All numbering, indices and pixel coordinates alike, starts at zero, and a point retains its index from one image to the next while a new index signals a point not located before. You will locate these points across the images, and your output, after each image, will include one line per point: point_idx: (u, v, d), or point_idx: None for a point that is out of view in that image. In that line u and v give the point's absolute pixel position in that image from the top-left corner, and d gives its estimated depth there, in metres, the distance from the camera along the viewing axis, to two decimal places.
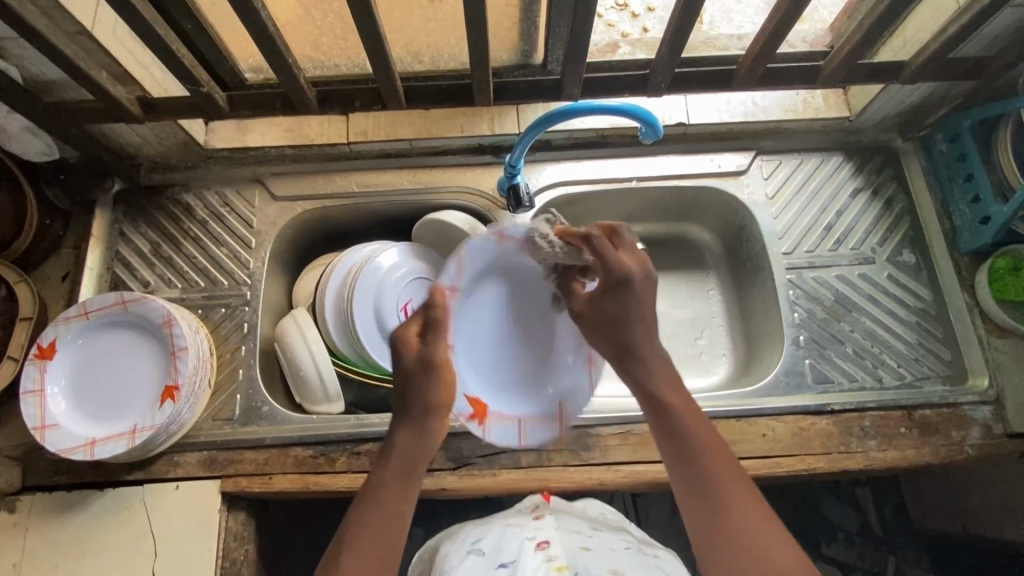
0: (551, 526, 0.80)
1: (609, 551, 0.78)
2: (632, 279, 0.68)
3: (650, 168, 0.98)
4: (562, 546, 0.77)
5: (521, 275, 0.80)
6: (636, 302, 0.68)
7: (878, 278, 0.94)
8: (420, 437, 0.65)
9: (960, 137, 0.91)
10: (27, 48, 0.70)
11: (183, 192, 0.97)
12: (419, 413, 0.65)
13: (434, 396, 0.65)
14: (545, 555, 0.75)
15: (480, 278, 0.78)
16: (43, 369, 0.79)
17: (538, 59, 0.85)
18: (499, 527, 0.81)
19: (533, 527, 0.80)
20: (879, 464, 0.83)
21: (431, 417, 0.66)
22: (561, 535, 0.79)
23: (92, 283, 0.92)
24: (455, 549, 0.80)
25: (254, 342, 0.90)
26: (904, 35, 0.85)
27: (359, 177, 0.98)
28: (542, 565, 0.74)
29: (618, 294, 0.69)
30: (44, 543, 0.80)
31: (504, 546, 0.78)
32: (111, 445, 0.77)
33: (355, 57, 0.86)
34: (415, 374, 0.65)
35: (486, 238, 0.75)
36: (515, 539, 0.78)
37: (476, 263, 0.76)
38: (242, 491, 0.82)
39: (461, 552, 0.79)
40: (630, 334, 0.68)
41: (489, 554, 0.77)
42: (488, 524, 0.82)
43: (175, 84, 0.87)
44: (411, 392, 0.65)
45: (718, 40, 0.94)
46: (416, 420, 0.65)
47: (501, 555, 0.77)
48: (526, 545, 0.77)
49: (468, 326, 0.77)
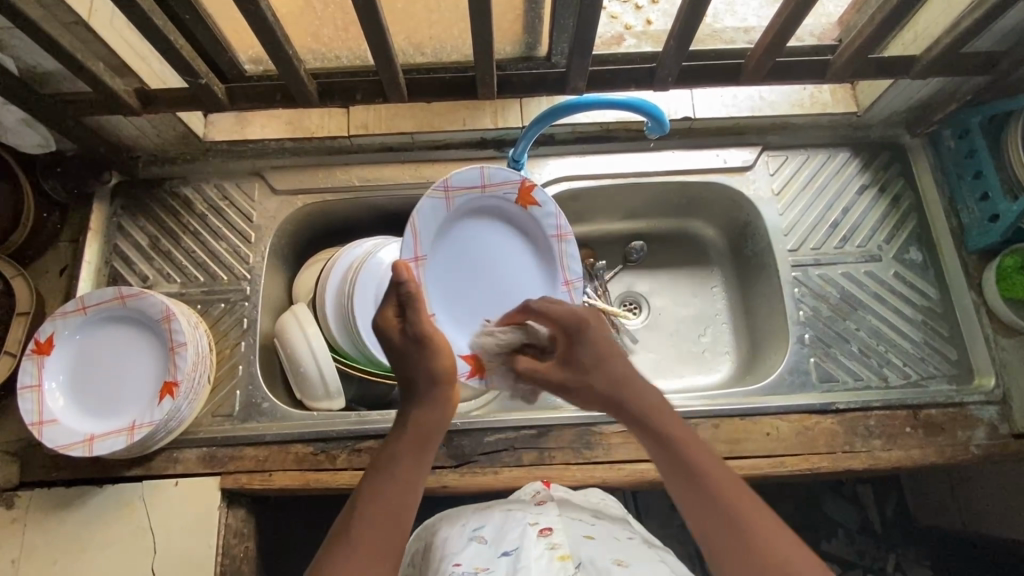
0: (554, 513, 0.68)
1: (620, 543, 0.64)
2: (585, 323, 0.70)
3: (655, 163, 0.96)
4: (568, 534, 0.63)
5: (477, 225, 0.84)
6: (598, 348, 0.68)
7: (884, 276, 0.93)
8: (431, 410, 0.65)
9: (970, 133, 0.89)
10: (22, 38, 0.69)
11: (182, 185, 0.96)
12: (425, 383, 0.66)
13: (438, 369, 0.66)
14: (548, 542, 0.61)
15: (443, 239, 0.81)
16: (41, 364, 0.79)
17: (542, 51, 0.84)
18: (501, 512, 0.69)
19: (538, 514, 0.67)
20: (884, 464, 0.82)
21: (438, 386, 0.66)
22: (565, 523, 0.65)
23: (90, 277, 0.91)
24: (453, 536, 0.68)
25: (254, 337, 0.89)
26: (915, 29, 0.83)
27: (360, 171, 0.96)
28: (545, 552, 0.60)
29: (579, 342, 0.69)
30: (43, 539, 0.80)
31: (507, 534, 0.64)
32: (110, 441, 0.76)
33: (356, 49, 0.84)
34: (409, 349, 0.66)
35: (431, 198, 0.78)
36: (517, 526, 0.65)
37: (431, 225, 0.79)
38: (242, 488, 0.82)
39: (461, 538, 0.66)
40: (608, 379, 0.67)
41: (492, 542, 0.63)
42: (491, 510, 0.70)
43: (173, 76, 0.86)
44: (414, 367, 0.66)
45: (724, 33, 0.92)
46: (424, 393, 0.66)
47: (504, 543, 0.62)
48: (528, 532, 0.63)
49: (445, 287, 0.81)
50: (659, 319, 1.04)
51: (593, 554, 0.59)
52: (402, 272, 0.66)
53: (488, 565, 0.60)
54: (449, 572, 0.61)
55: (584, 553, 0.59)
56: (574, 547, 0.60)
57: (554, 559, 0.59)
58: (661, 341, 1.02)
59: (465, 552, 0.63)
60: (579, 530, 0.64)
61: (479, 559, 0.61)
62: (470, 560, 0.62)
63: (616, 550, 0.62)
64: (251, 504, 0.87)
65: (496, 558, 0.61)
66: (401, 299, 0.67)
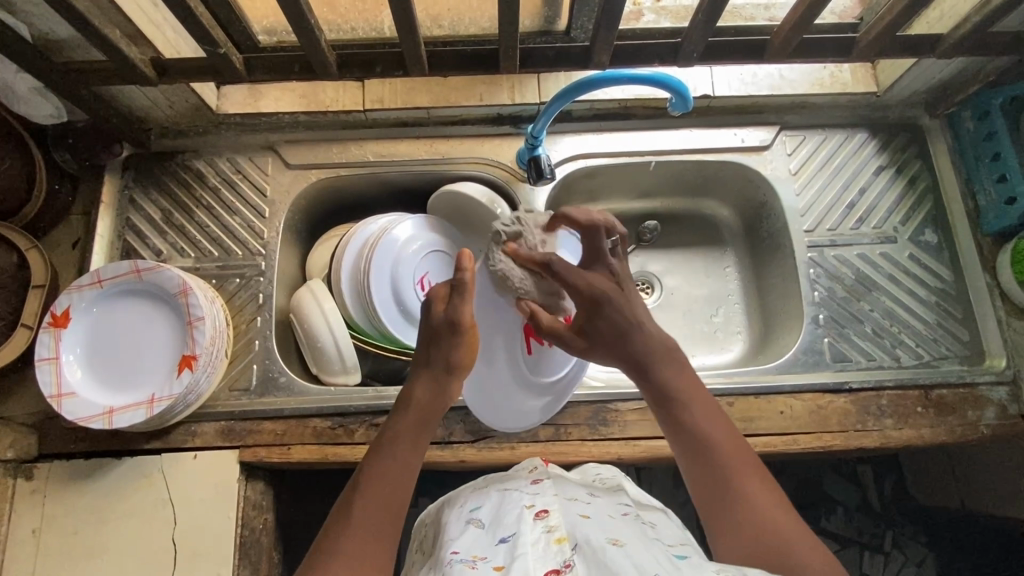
0: (551, 493, 0.62)
1: (622, 523, 0.58)
2: (608, 295, 0.72)
3: (672, 142, 0.96)
4: (566, 514, 0.57)
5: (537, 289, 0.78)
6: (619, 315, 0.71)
7: (899, 258, 0.93)
8: (434, 390, 0.66)
9: (989, 116, 0.89)
10: (37, 4, 0.67)
11: (194, 158, 0.95)
12: (442, 368, 0.67)
13: (458, 357, 0.67)
14: (545, 524, 0.55)
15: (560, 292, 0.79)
16: (57, 337, 0.78)
17: (561, 25, 0.83)
18: (497, 493, 0.65)
19: (535, 494, 0.62)
20: (894, 442, 0.84)
21: (453, 374, 0.67)
22: (562, 504, 0.60)
23: (103, 249, 0.90)
24: (448, 522, 0.64)
25: (270, 312, 0.89)
26: (942, 8, 0.82)
27: (375, 145, 0.95)
28: (542, 535, 0.54)
29: (599, 314, 0.71)
30: (63, 510, 0.81)
31: (504, 518, 0.59)
32: (129, 414, 0.76)
33: (373, 20, 0.83)
34: (443, 333, 0.67)
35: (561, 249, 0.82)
36: (513, 509, 0.59)
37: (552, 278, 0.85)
38: (261, 461, 0.83)
39: (458, 523, 0.62)
40: (634, 342, 0.69)
41: (490, 527, 0.58)
42: (488, 491, 0.66)
43: (187, 45, 0.84)
44: (433, 355, 0.67)
45: (744, 10, 0.89)
46: (436, 377, 0.67)
47: (500, 528, 0.57)
48: (525, 514, 0.58)
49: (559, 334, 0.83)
50: (672, 298, 1.04)
51: (593, 534, 0.53)
52: (464, 261, 0.67)
53: (486, 553, 0.54)
54: (444, 560, 0.55)
55: (582, 534, 0.53)
56: (573, 527, 0.54)
57: (550, 543, 0.53)
58: (673, 320, 1.03)
59: (460, 539, 0.58)
60: (576, 510, 0.59)
61: (475, 546, 0.56)
62: (467, 547, 0.56)
63: (617, 530, 0.56)
64: (268, 476, 0.88)
65: (494, 547, 0.55)
66: (453, 286, 0.68)
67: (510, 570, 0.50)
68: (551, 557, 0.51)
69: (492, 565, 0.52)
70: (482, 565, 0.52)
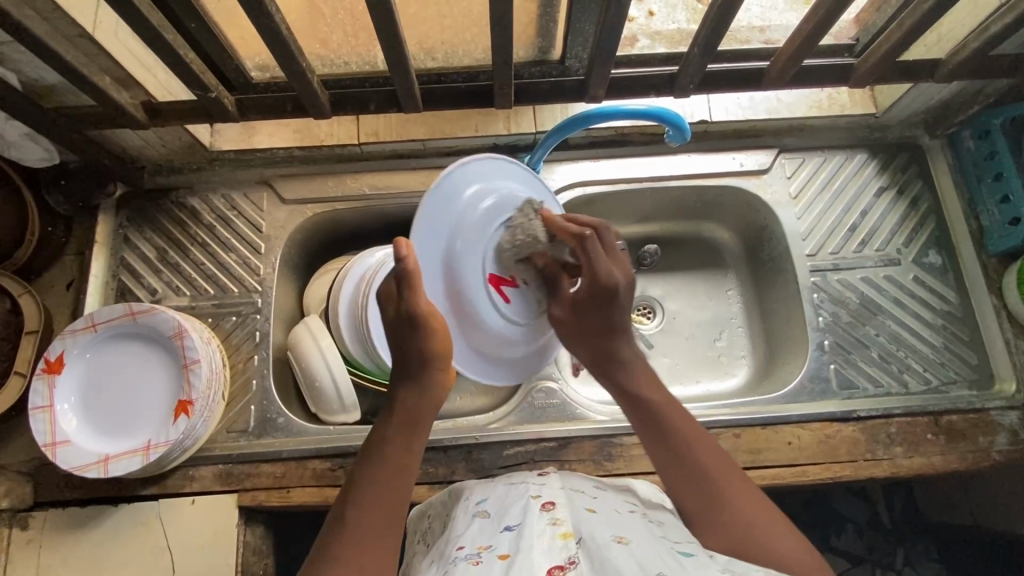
0: (557, 485, 0.61)
1: (627, 519, 0.56)
2: (619, 290, 0.69)
3: (670, 167, 0.95)
4: (573, 508, 0.56)
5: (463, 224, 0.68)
6: (614, 314, 0.69)
7: (903, 280, 0.92)
8: (417, 390, 0.62)
9: (991, 134, 0.88)
10: (24, 52, 0.66)
11: (188, 195, 0.94)
12: (415, 364, 0.62)
13: (430, 348, 0.62)
14: (551, 516, 0.53)
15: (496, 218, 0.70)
16: (51, 384, 0.77)
17: (556, 54, 0.79)
18: (504, 487, 0.64)
19: (542, 485, 0.61)
20: (904, 471, 0.82)
21: (428, 368, 0.62)
22: (569, 496, 0.58)
23: (97, 292, 0.89)
24: (456, 516, 0.62)
25: (267, 351, 0.88)
26: (940, 31, 0.82)
27: (370, 178, 0.94)
28: (547, 527, 0.52)
29: (604, 305, 0.69)
30: (57, 560, 0.79)
31: (510, 509, 0.58)
32: (124, 462, 0.75)
33: (365, 54, 0.80)
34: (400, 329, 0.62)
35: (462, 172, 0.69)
36: (519, 502, 0.58)
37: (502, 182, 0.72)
38: (260, 505, 0.81)
39: (464, 518, 0.61)
40: (615, 341, 0.69)
41: (496, 518, 0.57)
42: (494, 486, 0.65)
43: (178, 85, 0.83)
44: (408, 345, 0.62)
45: (739, 32, 0.86)
46: (409, 373, 0.62)
47: (506, 518, 0.56)
48: (531, 505, 0.57)
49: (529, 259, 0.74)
50: (674, 323, 1.03)
51: (595, 530, 0.51)
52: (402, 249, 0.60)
53: (490, 544, 0.52)
54: (450, 556, 0.54)
55: (587, 529, 0.51)
56: (578, 523, 0.52)
57: (556, 537, 0.50)
58: (676, 345, 1.01)
59: (467, 534, 0.56)
60: (582, 504, 0.57)
61: (479, 538, 0.54)
62: (472, 540, 0.55)
63: (622, 527, 0.53)
64: (266, 518, 0.87)
65: (498, 535, 0.54)
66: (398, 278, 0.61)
67: (515, 561, 0.48)
68: (556, 552, 0.49)
69: (497, 555, 0.50)
70: (487, 555, 0.51)
